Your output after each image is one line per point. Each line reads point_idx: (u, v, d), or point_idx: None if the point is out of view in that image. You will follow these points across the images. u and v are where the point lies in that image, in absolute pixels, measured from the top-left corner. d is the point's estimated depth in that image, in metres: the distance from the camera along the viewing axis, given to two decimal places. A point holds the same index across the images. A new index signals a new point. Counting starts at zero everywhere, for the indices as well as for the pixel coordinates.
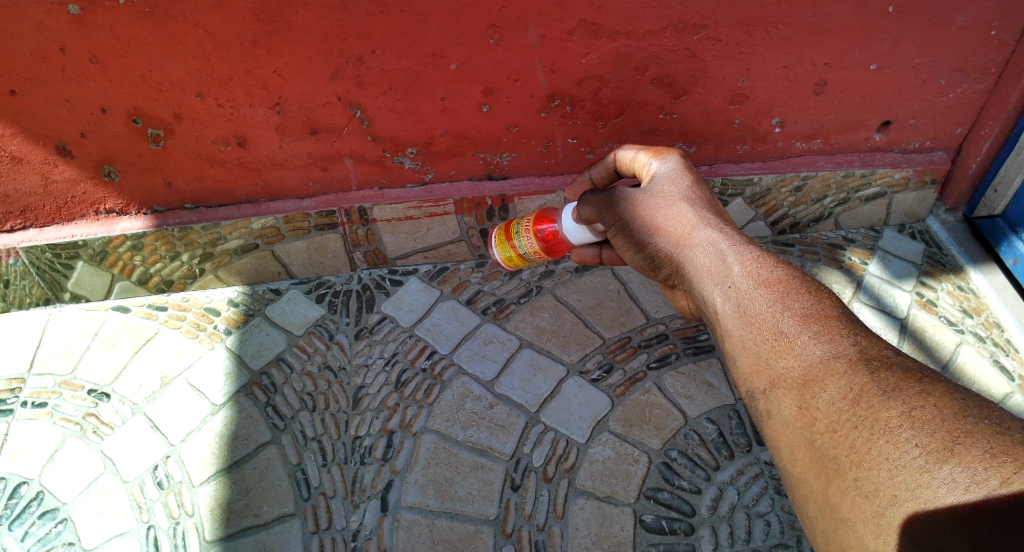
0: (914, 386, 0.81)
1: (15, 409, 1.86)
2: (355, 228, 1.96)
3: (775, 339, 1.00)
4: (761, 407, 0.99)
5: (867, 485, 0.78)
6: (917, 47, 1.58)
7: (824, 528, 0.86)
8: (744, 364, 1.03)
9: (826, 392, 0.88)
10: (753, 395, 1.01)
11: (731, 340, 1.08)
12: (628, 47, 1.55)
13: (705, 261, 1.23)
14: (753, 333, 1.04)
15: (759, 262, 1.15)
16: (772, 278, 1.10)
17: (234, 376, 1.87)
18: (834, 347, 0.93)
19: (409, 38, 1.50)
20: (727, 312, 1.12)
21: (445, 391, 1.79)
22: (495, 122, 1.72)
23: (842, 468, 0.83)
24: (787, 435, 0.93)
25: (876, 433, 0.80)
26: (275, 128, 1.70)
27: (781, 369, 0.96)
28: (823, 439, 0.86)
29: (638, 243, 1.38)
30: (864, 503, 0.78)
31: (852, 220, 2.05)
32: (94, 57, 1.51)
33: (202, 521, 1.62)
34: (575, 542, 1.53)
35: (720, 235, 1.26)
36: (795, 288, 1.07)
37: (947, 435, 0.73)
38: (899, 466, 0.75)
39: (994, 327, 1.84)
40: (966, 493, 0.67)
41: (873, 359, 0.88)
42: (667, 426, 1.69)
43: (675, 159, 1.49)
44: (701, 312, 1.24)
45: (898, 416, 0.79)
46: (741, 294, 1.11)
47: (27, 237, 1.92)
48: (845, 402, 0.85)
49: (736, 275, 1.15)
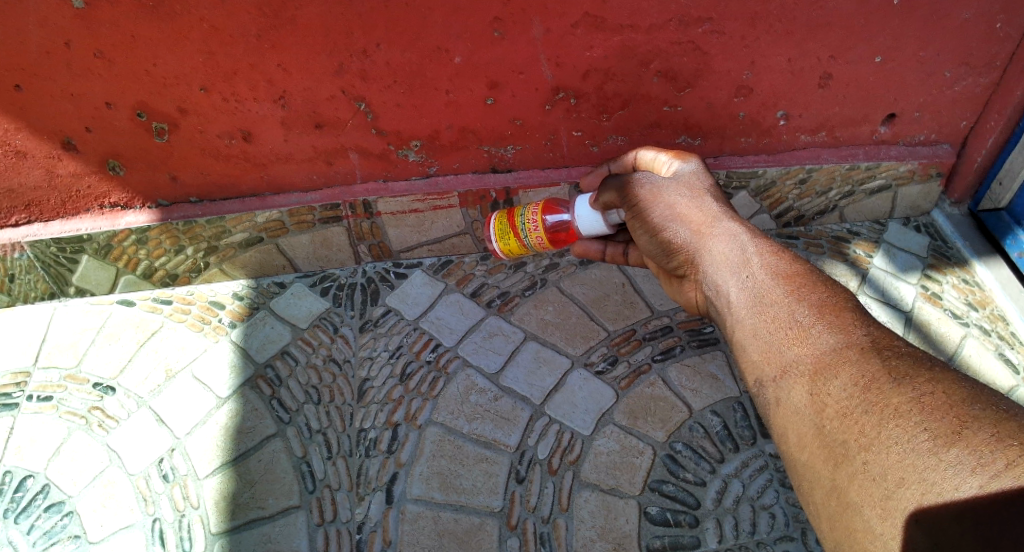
0: (924, 374, 0.83)
1: (20, 402, 1.87)
2: (360, 221, 1.96)
3: (789, 329, 1.01)
4: (770, 395, 0.99)
5: (874, 469, 0.79)
6: (921, 41, 1.58)
7: (830, 514, 0.86)
8: (755, 352, 1.04)
9: (837, 378, 0.89)
10: (762, 382, 1.02)
11: (742, 329, 1.10)
12: (632, 40, 1.55)
13: (722, 251, 1.24)
14: (766, 322, 1.05)
15: (776, 256, 1.16)
16: (791, 272, 1.12)
17: (240, 368, 1.88)
18: (846, 337, 0.94)
19: (413, 32, 1.51)
20: (740, 301, 1.14)
21: (449, 383, 1.80)
22: (499, 115, 1.72)
23: (851, 452, 0.83)
24: (796, 422, 0.93)
25: (885, 418, 0.80)
26: (279, 122, 1.70)
27: (793, 356, 0.97)
28: (832, 424, 0.86)
29: (654, 230, 1.40)
30: (871, 486, 0.78)
31: (857, 213, 2.05)
32: (99, 52, 1.52)
33: (208, 513, 1.62)
34: (580, 534, 1.54)
35: (736, 229, 1.27)
36: (809, 283, 1.08)
37: (955, 419, 0.74)
38: (908, 449, 0.75)
39: (999, 320, 1.84)
40: (973, 475, 0.67)
41: (885, 349, 0.89)
42: (672, 418, 1.69)
43: (696, 160, 1.49)
44: (710, 302, 1.24)
45: (908, 401, 0.80)
46: (758, 285, 1.12)
47: (32, 231, 1.94)
48: (857, 389, 0.86)
49: (753, 267, 1.16)
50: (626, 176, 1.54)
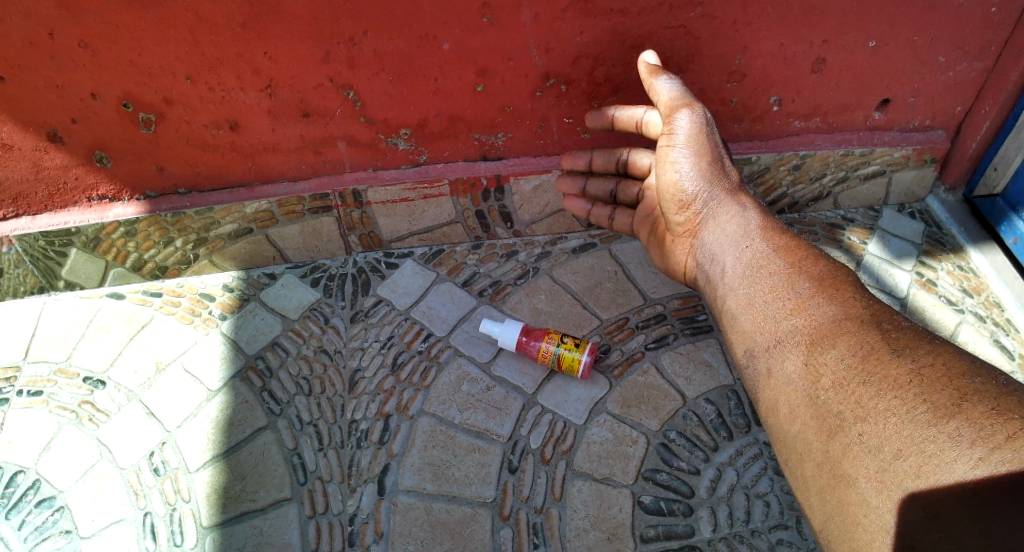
0: (923, 348, 0.90)
1: (10, 397, 1.85)
2: (350, 211, 1.95)
3: (787, 300, 1.10)
4: (763, 365, 1.10)
5: (871, 440, 0.86)
6: (915, 26, 1.56)
7: (821, 487, 0.95)
8: (751, 324, 1.15)
9: (834, 349, 0.97)
10: (754, 352, 1.13)
11: (737, 299, 1.21)
12: (622, 25, 1.53)
13: (729, 219, 1.35)
14: (764, 292, 1.15)
15: (773, 234, 1.26)
16: (789, 247, 1.21)
17: (230, 360, 1.86)
18: (845, 309, 1.02)
19: (400, 19, 1.48)
20: (735, 271, 1.25)
21: (441, 374, 1.78)
22: (489, 103, 1.70)
23: (846, 423, 0.91)
24: (791, 393, 1.02)
25: (884, 388, 0.88)
26: (267, 112, 1.68)
27: (790, 326, 1.07)
28: (828, 394, 0.95)
29: (682, 172, 1.42)
30: (868, 458, 0.86)
31: (852, 199, 2.04)
32: (84, 42, 1.50)
33: (199, 507, 1.61)
34: (574, 524, 1.53)
35: (744, 202, 1.38)
36: (808, 256, 1.17)
37: (955, 393, 0.81)
38: (907, 420, 0.83)
39: (994, 307, 1.83)
40: (972, 448, 0.74)
41: (884, 322, 0.97)
42: (665, 406, 1.68)
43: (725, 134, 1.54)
44: (703, 268, 1.40)
45: (907, 373, 0.87)
46: (756, 256, 1.23)
47: (21, 225, 1.92)
48: (854, 359, 0.94)
49: (753, 239, 1.27)
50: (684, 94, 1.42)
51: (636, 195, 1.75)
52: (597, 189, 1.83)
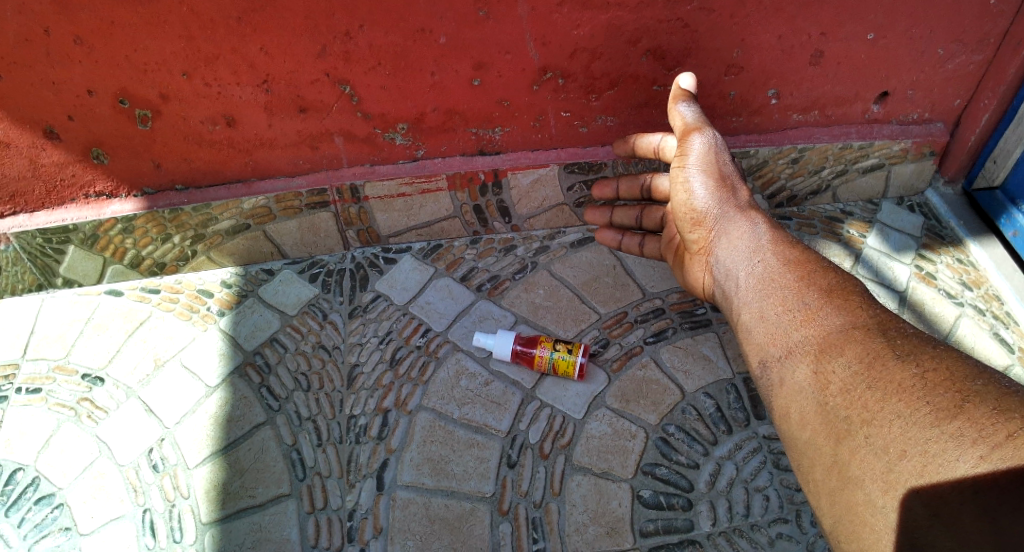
0: (928, 353, 0.91)
1: (9, 395, 1.84)
2: (347, 206, 1.94)
3: (796, 311, 1.10)
4: (774, 375, 1.09)
5: (877, 443, 0.86)
6: (912, 18, 1.56)
7: (831, 490, 0.94)
8: (762, 334, 1.15)
9: (842, 356, 0.97)
10: (767, 363, 1.12)
11: (750, 311, 1.21)
12: (619, 18, 1.52)
13: (741, 235, 1.35)
14: (775, 303, 1.15)
15: (786, 247, 1.26)
16: (800, 258, 1.21)
17: (228, 356, 1.86)
18: (852, 317, 1.02)
19: (396, 14, 1.48)
20: (749, 282, 1.25)
21: (439, 368, 1.78)
22: (486, 97, 1.70)
23: (853, 427, 0.90)
24: (800, 400, 1.01)
25: (889, 393, 0.88)
26: (263, 107, 1.68)
27: (800, 336, 1.06)
28: (835, 400, 0.94)
29: (694, 190, 1.46)
30: (874, 459, 0.86)
31: (850, 193, 2.03)
32: (79, 38, 1.50)
33: (198, 503, 1.61)
34: (572, 519, 1.52)
35: (755, 217, 1.37)
36: (817, 269, 1.16)
37: (957, 395, 0.81)
38: (911, 423, 0.83)
39: (994, 300, 1.83)
40: (972, 447, 0.75)
41: (889, 329, 0.97)
42: (665, 401, 1.68)
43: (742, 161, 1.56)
44: (717, 283, 1.40)
45: (912, 377, 0.87)
46: (768, 270, 1.23)
47: (18, 222, 1.91)
48: (860, 366, 0.94)
49: (765, 253, 1.27)
50: (696, 118, 1.49)
51: (660, 219, 1.74)
52: (622, 217, 1.84)
